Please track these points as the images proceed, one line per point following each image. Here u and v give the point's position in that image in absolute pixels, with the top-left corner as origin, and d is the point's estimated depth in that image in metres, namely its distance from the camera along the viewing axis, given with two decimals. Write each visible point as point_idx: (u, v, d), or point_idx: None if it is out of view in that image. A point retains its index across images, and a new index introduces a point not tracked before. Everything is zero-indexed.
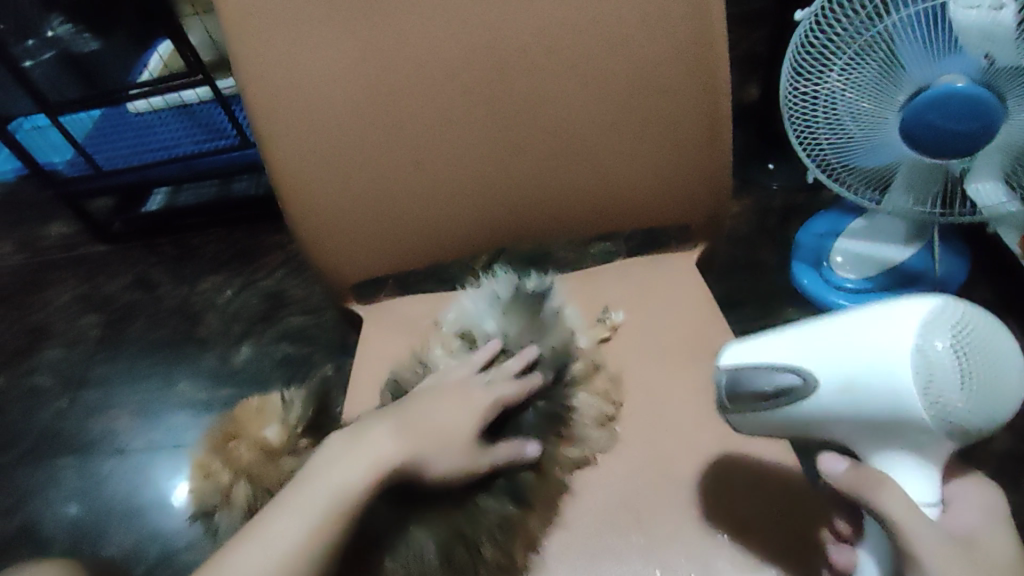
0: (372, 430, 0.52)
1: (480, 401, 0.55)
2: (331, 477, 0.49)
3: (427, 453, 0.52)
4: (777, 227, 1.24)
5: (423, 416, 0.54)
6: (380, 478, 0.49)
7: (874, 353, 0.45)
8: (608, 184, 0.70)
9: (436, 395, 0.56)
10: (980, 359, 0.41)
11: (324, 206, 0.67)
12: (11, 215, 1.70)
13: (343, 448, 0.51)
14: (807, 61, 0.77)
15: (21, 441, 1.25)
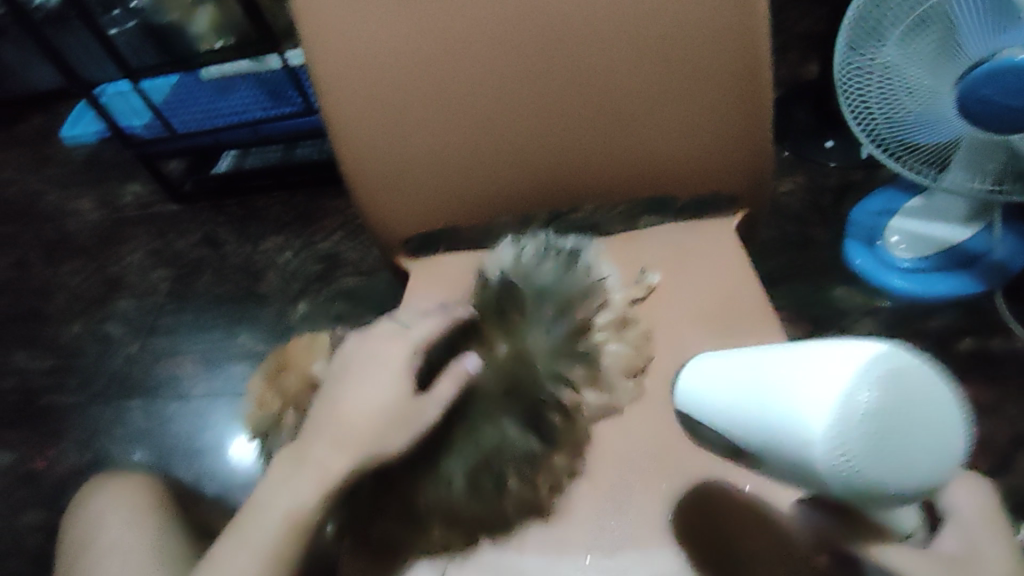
0: (309, 445, 0.51)
1: (400, 364, 0.54)
2: (283, 501, 0.50)
3: (373, 442, 0.51)
4: (831, 206, 1.22)
5: (355, 405, 0.52)
6: (330, 488, 0.50)
7: (797, 390, 0.39)
8: (650, 149, 0.70)
9: (357, 370, 0.54)
10: (889, 415, 0.34)
11: (378, 163, 0.71)
12: (93, 175, 1.82)
13: (287, 468, 0.51)
14: (862, 32, 0.77)
15: (95, 382, 1.35)
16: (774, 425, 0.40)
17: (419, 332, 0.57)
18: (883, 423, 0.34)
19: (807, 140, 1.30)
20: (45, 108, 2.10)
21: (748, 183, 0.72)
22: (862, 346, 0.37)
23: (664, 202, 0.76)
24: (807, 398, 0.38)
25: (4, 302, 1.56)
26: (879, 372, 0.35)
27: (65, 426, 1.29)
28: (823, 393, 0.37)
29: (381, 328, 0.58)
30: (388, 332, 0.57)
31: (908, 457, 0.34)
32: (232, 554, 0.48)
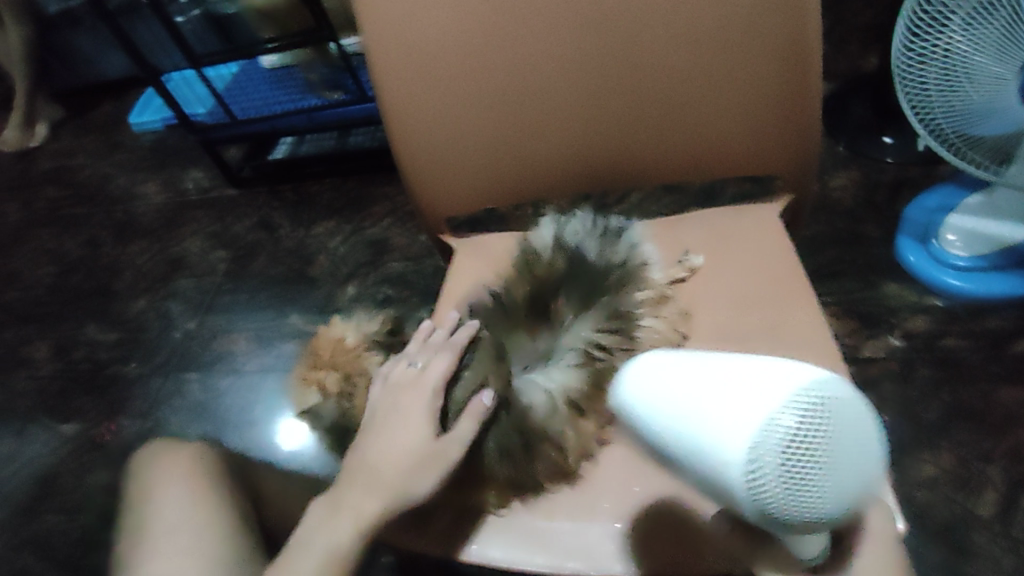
0: (343, 494, 0.54)
1: (422, 408, 0.56)
2: (320, 547, 0.53)
3: (399, 486, 0.53)
4: (886, 201, 1.19)
5: (383, 454, 0.54)
6: (366, 535, 0.53)
7: (711, 418, 0.37)
8: (697, 134, 0.71)
9: (382, 421, 0.57)
10: (814, 445, 0.34)
11: (427, 145, 0.73)
12: (159, 160, 1.91)
13: (326, 514, 0.54)
14: (922, 22, 0.75)
15: (157, 354, 1.43)
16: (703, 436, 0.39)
17: (434, 379, 0.59)
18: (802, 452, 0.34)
19: (863, 134, 1.27)
20: (115, 96, 2.21)
21: (793, 170, 0.72)
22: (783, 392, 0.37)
23: (714, 193, 0.76)
24: (732, 423, 0.36)
25: (76, 277, 1.66)
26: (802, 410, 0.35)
27: (129, 395, 1.37)
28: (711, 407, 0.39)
29: (403, 377, 0.59)
30: (409, 381, 0.59)
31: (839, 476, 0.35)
32: None
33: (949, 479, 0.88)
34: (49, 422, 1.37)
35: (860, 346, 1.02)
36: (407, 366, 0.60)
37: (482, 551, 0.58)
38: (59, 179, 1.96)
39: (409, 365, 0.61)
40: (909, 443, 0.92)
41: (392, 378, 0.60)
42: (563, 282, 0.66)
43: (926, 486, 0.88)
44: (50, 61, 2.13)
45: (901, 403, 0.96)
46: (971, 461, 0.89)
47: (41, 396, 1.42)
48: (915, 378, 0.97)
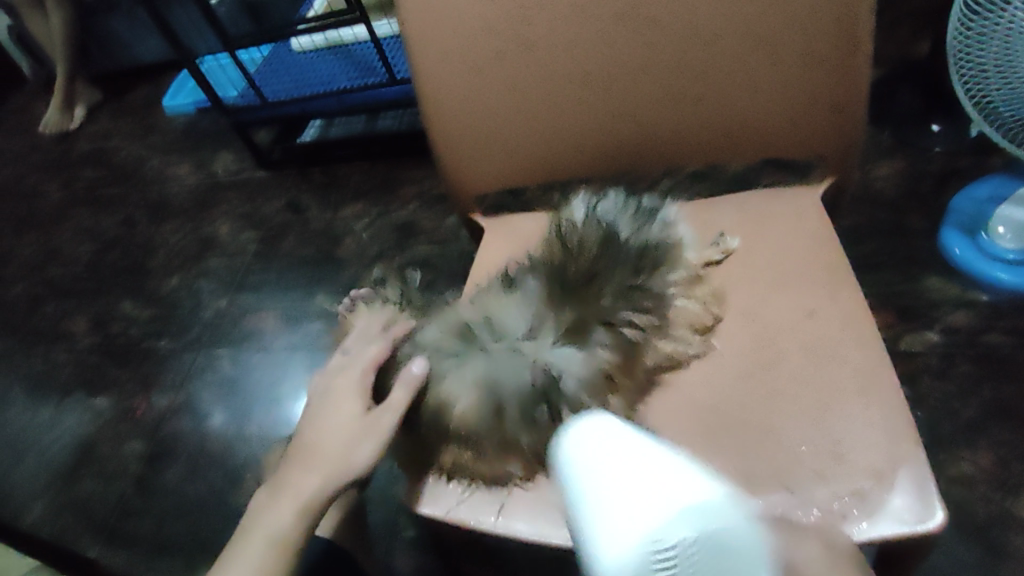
0: (286, 473, 0.57)
1: (351, 386, 0.58)
2: (267, 525, 0.55)
3: (336, 462, 0.55)
4: (931, 193, 1.14)
5: (318, 432, 0.57)
6: (305, 511, 0.55)
7: (605, 510, 0.44)
8: (736, 115, 0.68)
9: (316, 405, 0.59)
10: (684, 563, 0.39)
11: (456, 121, 0.72)
12: (193, 142, 1.94)
13: (274, 496, 0.56)
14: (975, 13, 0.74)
15: (189, 329, 1.45)
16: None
17: (366, 358, 0.60)
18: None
19: (909, 124, 1.23)
20: (152, 80, 2.25)
21: (838, 149, 0.69)
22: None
23: (747, 178, 0.74)
24: (621, 522, 0.43)
25: (112, 254, 1.69)
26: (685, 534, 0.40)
27: (161, 369, 1.39)
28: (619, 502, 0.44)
29: (339, 362, 0.61)
30: (344, 364, 0.61)
31: None
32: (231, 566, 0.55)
33: (989, 478, 0.85)
34: (84, 394, 1.40)
35: (899, 339, 0.99)
36: (341, 353, 0.62)
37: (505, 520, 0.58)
38: (97, 159, 2.00)
39: (342, 351, 0.63)
40: (948, 441, 0.89)
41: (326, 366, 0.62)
42: (595, 262, 0.65)
43: (964, 484, 0.85)
44: (90, 44, 2.17)
45: (938, 398, 0.92)
46: (1012, 461, 0.86)
47: (77, 369, 1.46)
48: (955, 373, 0.94)
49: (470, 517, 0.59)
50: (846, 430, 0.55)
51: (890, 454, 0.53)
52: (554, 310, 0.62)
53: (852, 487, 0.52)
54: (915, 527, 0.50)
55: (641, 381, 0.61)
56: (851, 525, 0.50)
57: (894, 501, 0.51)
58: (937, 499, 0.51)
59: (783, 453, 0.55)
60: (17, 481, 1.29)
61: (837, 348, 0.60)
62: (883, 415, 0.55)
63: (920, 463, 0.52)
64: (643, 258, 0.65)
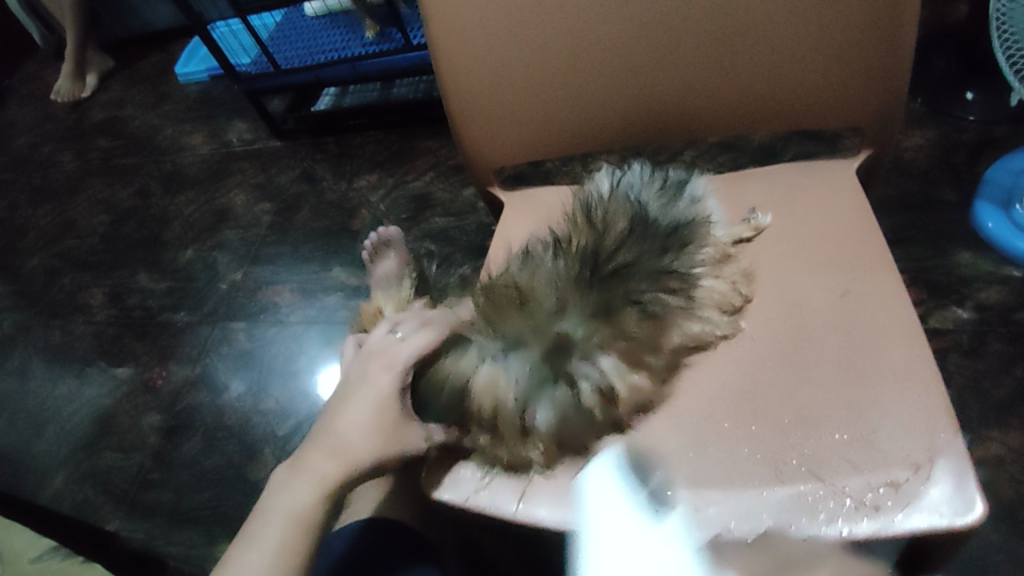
0: (310, 454, 0.56)
1: (389, 380, 0.56)
2: (287, 504, 0.54)
3: (368, 450, 0.54)
4: (965, 164, 1.10)
5: (351, 419, 0.55)
6: (328, 493, 0.54)
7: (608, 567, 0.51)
8: (771, 83, 0.64)
9: (351, 390, 0.57)
10: None
11: (472, 82, 0.68)
12: (204, 111, 1.91)
13: (299, 475, 0.55)
14: None
15: (205, 302, 1.45)
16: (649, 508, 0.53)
17: (409, 351, 0.57)
18: None
19: (943, 91, 1.18)
20: (162, 47, 2.21)
21: (873, 116, 0.65)
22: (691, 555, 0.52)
23: (774, 150, 0.71)
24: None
25: (128, 226, 1.69)
26: None
27: (179, 342, 1.40)
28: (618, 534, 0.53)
29: (380, 346, 0.59)
30: (384, 350, 0.58)
31: None
32: (246, 544, 0.53)
33: (1017, 459, 0.83)
34: (104, 366, 1.41)
35: (926, 317, 0.96)
36: (387, 335, 0.60)
37: (527, 509, 0.56)
38: (110, 129, 1.98)
39: (390, 334, 0.60)
40: (974, 421, 0.87)
41: (368, 349, 0.59)
42: (619, 239, 0.64)
43: (990, 464, 0.84)
44: (100, 10, 2.14)
45: (966, 377, 0.90)
46: None
47: (97, 340, 1.47)
48: (986, 352, 0.91)
49: (489, 502, 0.57)
50: (880, 419, 0.53)
51: (925, 442, 0.51)
52: (578, 291, 0.61)
53: (886, 478, 0.50)
54: (950, 520, 0.48)
55: (665, 363, 0.60)
56: (884, 516, 0.49)
57: (931, 492, 0.49)
58: (976, 490, 0.49)
59: (816, 443, 0.53)
60: (41, 451, 1.31)
61: (872, 330, 0.57)
62: (918, 400, 0.53)
63: (959, 454, 0.50)
64: (671, 232, 0.64)
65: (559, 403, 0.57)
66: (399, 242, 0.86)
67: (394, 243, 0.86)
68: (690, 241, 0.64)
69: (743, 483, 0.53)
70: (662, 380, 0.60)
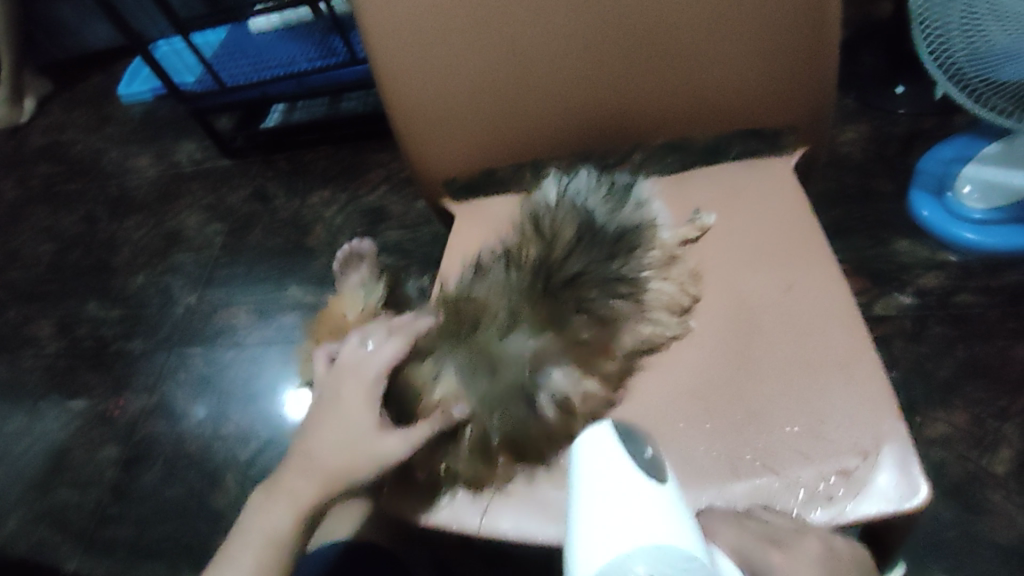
0: (285, 477, 0.55)
1: (360, 393, 0.55)
2: (261, 528, 0.54)
3: (341, 466, 0.53)
4: (898, 154, 1.15)
5: (322, 436, 0.54)
6: (304, 513, 0.53)
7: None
8: (708, 85, 0.66)
9: (321, 407, 0.56)
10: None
11: (414, 95, 0.68)
12: (150, 133, 1.87)
13: (273, 498, 0.54)
14: None
15: (159, 329, 1.42)
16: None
17: (380, 361, 0.56)
18: None
19: (874, 86, 1.23)
20: (102, 68, 2.15)
21: (805, 114, 0.67)
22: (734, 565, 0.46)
23: (720, 148, 0.73)
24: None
25: (74, 254, 1.63)
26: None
27: (133, 371, 1.36)
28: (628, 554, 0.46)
29: (349, 360, 0.57)
30: (354, 364, 0.57)
31: None
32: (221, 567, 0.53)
33: (963, 437, 0.87)
34: (55, 401, 1.36)
35: (871, 305, 1.00)
36: (355, 346, 0.58)
37: (489, 526, 0.57)
38: (51, 154, 1.92)
39: (358, 345, 0.58)
40: (920, 402, 0.91)
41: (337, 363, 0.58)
42: (570, 248, 0.65)
43: (939, 443, 0.87)
44: (35, 31, 2.07)
45: (912, 360, 0.94)
46: (985, 419, 0.87)
47: (47, 374, 1.41)
48: (928, 335, 0.95)
49: (453, 519, 0.58)
50: (827, 409, 0.55)
51: (871, 431, 0.53)
52: (531, 306, 0.62)
53: (836, 467, 0.52)
54: (896, 504, 0.50)
55: (620, 368, 0.61)
56: (836, 505, 0.51)
57: (879, 478, 0.51)
58: (919, 474, 0.51)
59: (768, 438, 0.54)
60: None
61: (815, 325, 0.59)
62: (862, 389, 0.55)
63: (902, 440, 0.52)
64: (619, 238, 0.66)
65: (508, 419, 0.57)
66: (370, 256, 0.86)
67: (367, 257, 0.86)
68: (634, 247, 0.66)
69: (700, 480, 0.54)
70: (618, 387, 0.60)
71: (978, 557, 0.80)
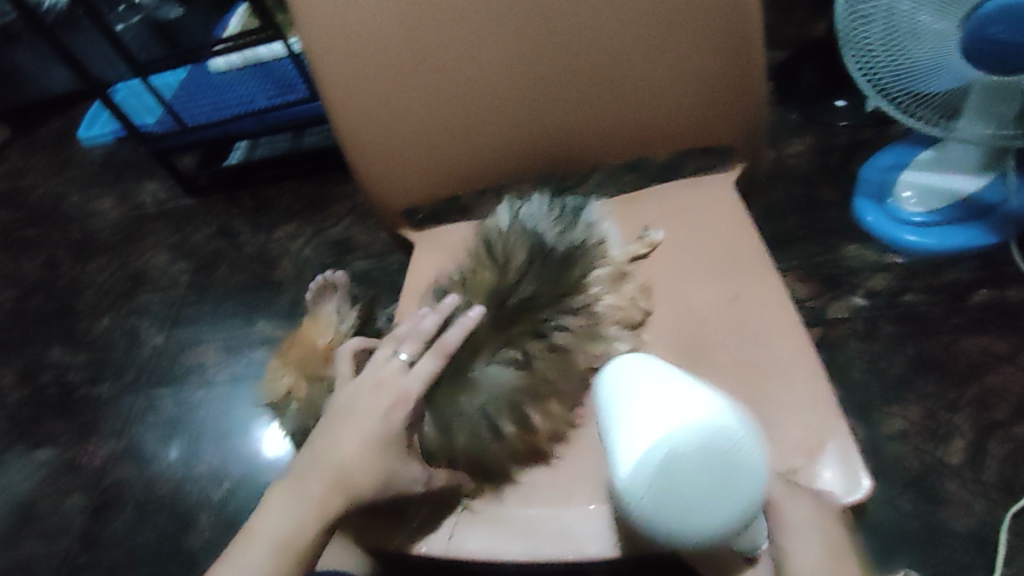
0: (307, 481, 0.52)
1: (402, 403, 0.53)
2: (278, 535, 0.51)
3: (370, 480, 0.51)
4: (841, 164, 1.20)
5: (354, 441, 0.52)
6: (325, 523, 0.51)
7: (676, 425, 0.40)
8: (648, 112, 0.69)
9: (346, 412, 0.53)
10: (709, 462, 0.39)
11: (367, 131, 0.70)
12: (112, 174, 1.86)
13: (279, 499, 0.52)
14: None
15: (126, 371, 1.40)
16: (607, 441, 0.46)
17: (418, 383, 0.54)
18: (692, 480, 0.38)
19: (816, 100, 1.29)
20: (61, 112, 2.14)
21: (740, 133, 0.70)
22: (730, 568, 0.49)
23: (670, 168, 0.75)
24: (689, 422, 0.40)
25: (36, 300, 1.61)
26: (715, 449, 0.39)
27: (101, 416, 1.33)
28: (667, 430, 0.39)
29: (384, 372, 0.55)
30: (390, 379, 0.55)
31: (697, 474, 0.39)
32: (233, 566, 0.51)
33: (918, 432, 0.90)
34: (19, 452, 1.33)
35: (825, 308, 1.04)
36: (389, 357, 0.56)
37: (457, 545, 0.57)
38: (10, 200, 1.89)
39: (393, 357, 0.56)
40: (876, 400, 0.94)
41: (365, 371, 0.56)
42: (521, 270, 0.69)
43: (895, 439, 0.90)
44: None
45: (865, 360, 0.97)
46: (937, 412, 0.91)
47: (10, 424, 1.38)
48: (880, 334, 0.99)
49: (423, 543, 0.57)
50: (774, 412, 0.57)
51: (815, 430, 0.55)
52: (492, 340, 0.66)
53: (784, 467, 0.54)
54: (842, 498, 0.52)
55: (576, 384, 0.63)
56: None
57: (824, 476, 0.53)
58: (862, 469, 0.53)
59: None
60: None
61: (759, 332, 0.62)
62: (806, 392, 0.57)
63: (845, 439, 0.55)
64: (569, 258, 0.70)
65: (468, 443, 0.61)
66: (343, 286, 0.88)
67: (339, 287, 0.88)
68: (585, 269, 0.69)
69: None
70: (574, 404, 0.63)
71: (937, 546, 0.82)
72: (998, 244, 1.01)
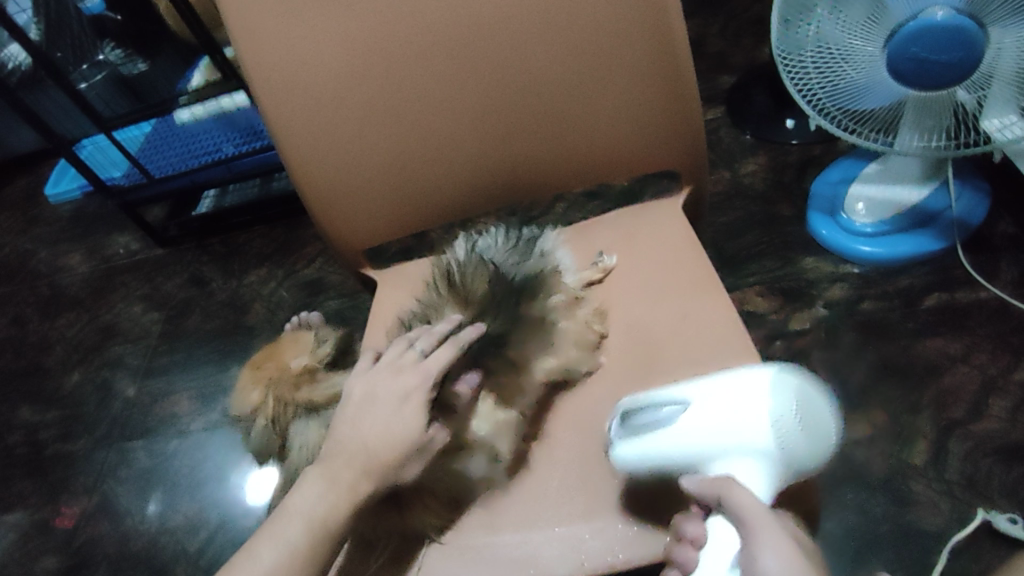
0: (338, 465, 0.55)
1: (426, 384, 0.57)
2: (309, 518, 0.53)
3: (393, 459, 0.54)
4: (794, 180, 1.24)
5: (381, 423, 0.55)
6: (352, 507, 0.53)
7: (729, 432, 0.49)
8: (599, 143, 0.71)
9: (369, 400, 0.57)
10: (805, 418, 0.47)
11: (323, 173, 0.72)
12: (80, 229, 1.85)
13: (312, 482, 0.54)
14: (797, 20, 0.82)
15: (96, 427, 1.37)
16: (672, 451, 0.52)
17: (435, 368, 0.59)
18: (806, 424, 0.47)
19: (768, 120, 1.33)
20: (29, 169, 2.13)
21: (689, 159, 0.73)
22: (723, 544, 0.47)
23: (633, 194, 0.78)
24: (749, 424, 0.48)
25: (4, 359, 1.58)
26: (787, 410, 0.48)
27: (71, 474, 1.31)
28: (766, 397, 0.48)
29: (401, 361, 0.60)
30: (409, 365, 0.59)
31: (816, 439, 0.47)
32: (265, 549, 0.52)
33: (886, 437, 0.92)
34: None
35: (787, 321, 1.06)
36: (406, 349, 0.61)
37: None
38: None
39: (408, 350, 0.61)
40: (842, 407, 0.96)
41: (384, 362, 0.60)
42: (481, 302, 0.73)
43: (863, 444, 0.92)
44: None
45: (829, 368, 1.00)
46: (901, 416, 0.93)
47: None
48: (842, 343, 1.01)
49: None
50: None
51: None
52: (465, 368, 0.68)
53: None
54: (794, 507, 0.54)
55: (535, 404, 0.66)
56: None
57: None
58: None
59: None
60: None
61: (714, 347, 0.63)
62: None
63: None
64: (525, 287, 0.74)
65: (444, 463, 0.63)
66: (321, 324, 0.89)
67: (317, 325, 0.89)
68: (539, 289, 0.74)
69: (620, 514, 0.56)
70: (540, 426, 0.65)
71: (910, 548, 0.84)
72: (946, 249, 1.05)
